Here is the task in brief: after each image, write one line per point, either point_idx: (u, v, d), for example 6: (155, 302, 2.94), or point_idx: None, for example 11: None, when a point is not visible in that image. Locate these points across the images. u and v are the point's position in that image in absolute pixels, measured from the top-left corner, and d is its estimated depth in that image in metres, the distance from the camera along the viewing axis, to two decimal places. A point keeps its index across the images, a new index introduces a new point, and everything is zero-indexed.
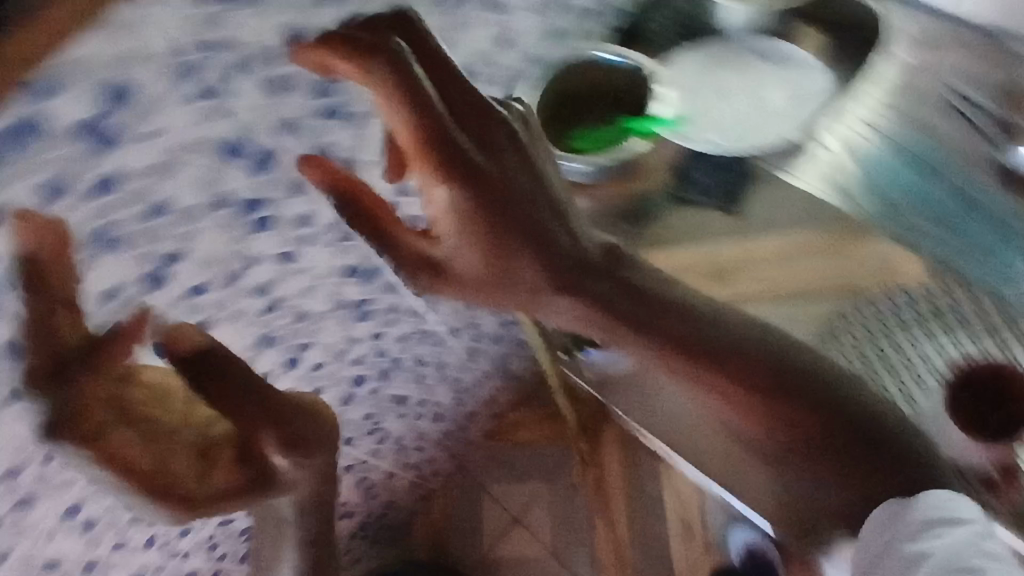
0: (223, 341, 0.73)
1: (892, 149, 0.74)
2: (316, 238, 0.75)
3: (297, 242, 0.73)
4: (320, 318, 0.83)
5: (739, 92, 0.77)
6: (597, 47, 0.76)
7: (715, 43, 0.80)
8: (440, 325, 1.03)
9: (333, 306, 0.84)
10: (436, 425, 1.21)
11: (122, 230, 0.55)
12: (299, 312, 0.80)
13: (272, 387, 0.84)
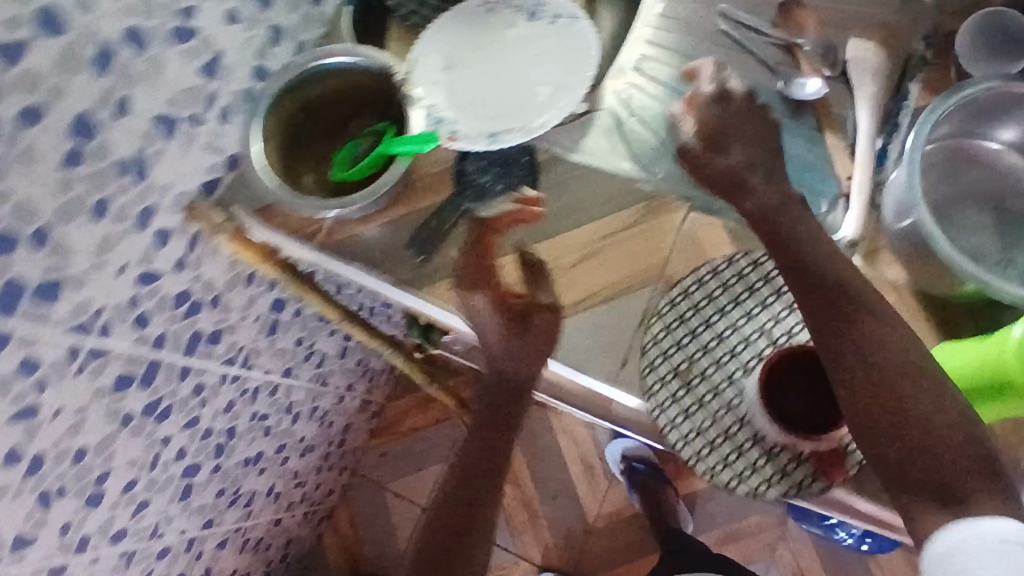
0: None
1: (670, 103, 0.68)
2: (70, 365, 0.62)
3: (47, 380, 0.60)
4: (117, 433, 0.72)
5: (505, 64, 0.70)
6: (332, 54, 0.65)
7: (466, 18, 0.72)
8: (270, 373, 0.93)
9: (125, 417, 0.72)
10: (309, 458, 1.13)
11: None
12: (83, 444, 0.68)
13: (84, 522, 0.72)
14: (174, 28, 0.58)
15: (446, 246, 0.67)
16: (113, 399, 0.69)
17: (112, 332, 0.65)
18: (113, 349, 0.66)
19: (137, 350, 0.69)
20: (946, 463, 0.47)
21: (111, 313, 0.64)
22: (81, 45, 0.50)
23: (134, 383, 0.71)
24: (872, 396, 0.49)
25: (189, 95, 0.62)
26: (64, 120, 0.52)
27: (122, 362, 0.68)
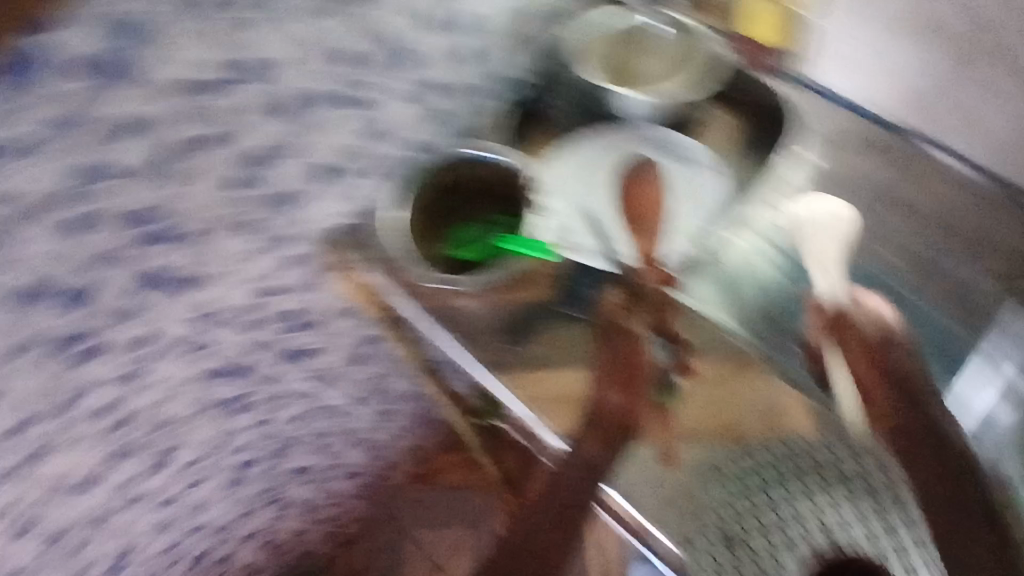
0: (59, 465, 0.66)
1: (789, 275, 0.68)
2: (165, 353, 0.68)
3: (140, 363, 0.66)
4: (188, 421, 0.77)
5: None
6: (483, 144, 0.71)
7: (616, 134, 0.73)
8: (342, 398, 0.98)
9: (203, 408, 0.78)
10: (353, 481, 1.19)
11: None
12: (156, 420, 0.73)
13: (132, 489, 0.77)
14: (350, 94, 0.66)
15: (633, 314, 0.60)
16: (194, 390, 0.75)
17: (217, 334, 0.72)
18: (210, 350, 0.72)
19: (233, 355, 0.76)
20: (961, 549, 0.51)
21: (209, 322, 0.69)
22: (277, 90, 0.59)
23: (225, 376, 0.77)
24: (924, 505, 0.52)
25: (349, 152, 0.70)
26: (241, 153, 0.60)
27: (222, 359, 0.75)
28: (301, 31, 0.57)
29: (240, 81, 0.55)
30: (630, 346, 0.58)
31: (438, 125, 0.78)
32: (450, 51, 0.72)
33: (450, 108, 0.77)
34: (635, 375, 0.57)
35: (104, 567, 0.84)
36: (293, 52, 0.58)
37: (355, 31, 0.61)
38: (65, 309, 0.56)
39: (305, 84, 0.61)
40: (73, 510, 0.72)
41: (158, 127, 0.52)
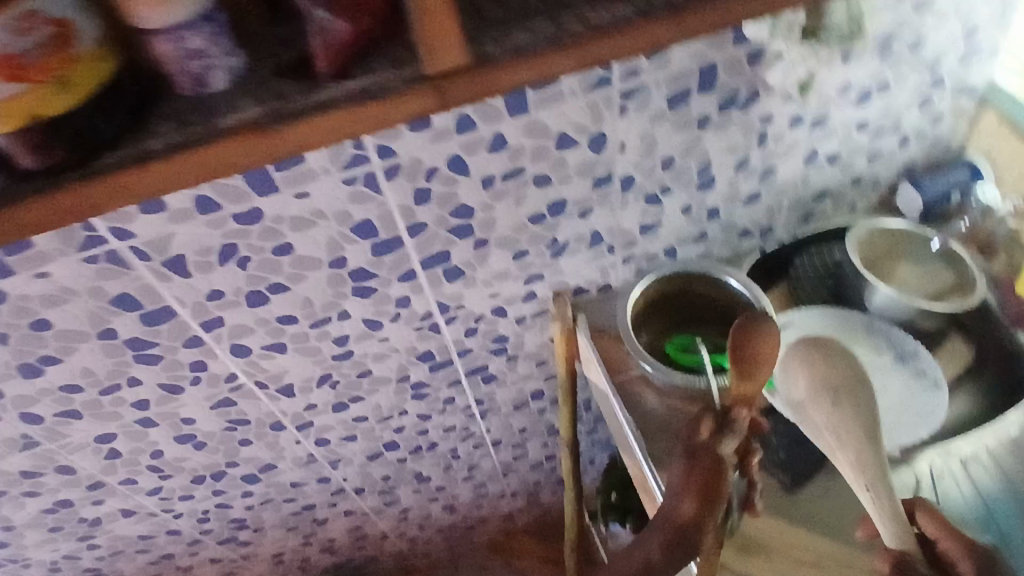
0: (286, 364, 0.78)
1: (971, 509, 0.69)
2: (404, 321, 0.79)
3: (384, 318, 0.77)
4: (380, 384, 0.87)
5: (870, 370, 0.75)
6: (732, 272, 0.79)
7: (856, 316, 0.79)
8: (488, 431, 1.04)
9: (396, 379, 0.87)
10: (446, 514, 1.24)
11: (303, 223, 0.63)
12: (361, 370, 0.83)
13: (309, 416, 0.87)
14: (653, 190, 0.75)
15: (724, 437, 0.48)
16: (401, 361, 0.84)
17: (444, 325, 0.82)
18: (432, 335, 0.82)
19: (443, 349, 0.85)
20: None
21: (446, 311, 0.80)
22: (605, 162, 0.70)
23: (427, 362, 0.86)
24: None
25: (623, 234, 0.79)
26: (552, 196, 0.71)
27: (434, 347, 0.84)
28: (650, 126, 0.68)
29: (588, 143, 0.67)
30: (713, 465, 0.47)
31: (696, 244, 0.85)
32: (742, 190, 0.80)
33: (713, 235, 0.85)
34: (718, 496, 0.47)
35: (247, 470, 0.93)
36: (635, 139, 0.69)
37: (686, 143, 0.71)
38: (372, 246, 0.68)
39: (626, 166, 0.71)
40: (271, 407, 0.83)
41: (515, 154, 0.65)
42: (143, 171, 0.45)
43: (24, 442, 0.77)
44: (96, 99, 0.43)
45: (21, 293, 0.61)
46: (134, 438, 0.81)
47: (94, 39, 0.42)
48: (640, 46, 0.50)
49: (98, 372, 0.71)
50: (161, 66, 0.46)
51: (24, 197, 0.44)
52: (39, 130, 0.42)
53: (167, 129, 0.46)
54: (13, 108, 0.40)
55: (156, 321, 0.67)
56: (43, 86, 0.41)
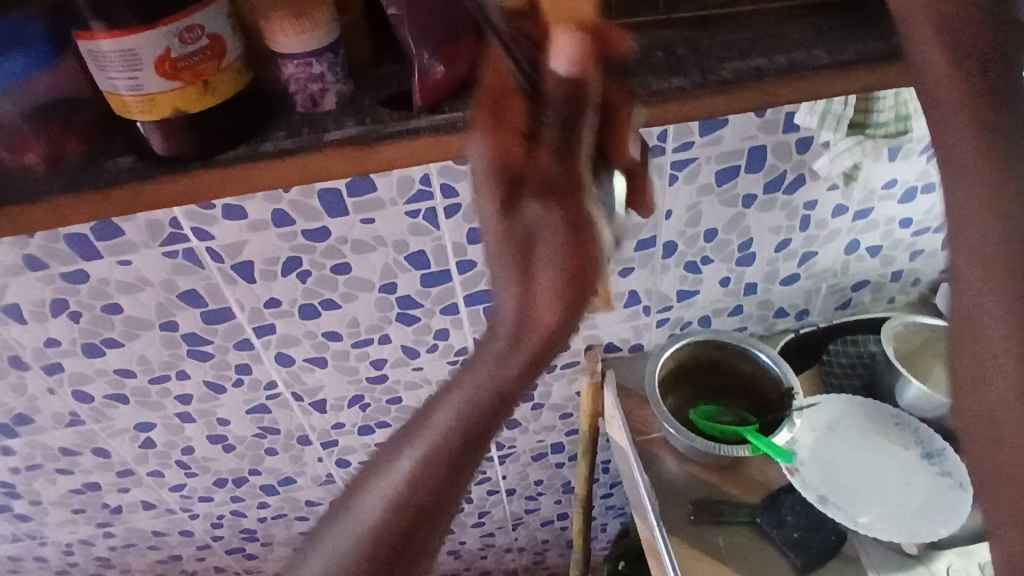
0: (322, 379, 0.81)
1: None
2: (440, 353, 0.82)
3: (421, 347, 0.80)
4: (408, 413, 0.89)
5: (875, 455, 0.78)
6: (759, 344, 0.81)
7: (875, 405, 0.81)
8: (504, 478, 1.05)
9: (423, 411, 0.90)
10: (450, 559, 1.23)
11: (363, 246, 0.68)
12: (392, 396, 0.86)
13: (335, 435, 0.90)
14: (693, 258, 0.78)
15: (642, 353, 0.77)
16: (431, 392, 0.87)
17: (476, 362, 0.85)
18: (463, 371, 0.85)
19: None
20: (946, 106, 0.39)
21: None
22: (650, 225, 0.73)
23: None
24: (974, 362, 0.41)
25: (660, 296, 0.82)
26: None
27: None
28: (695, 196, 0.72)
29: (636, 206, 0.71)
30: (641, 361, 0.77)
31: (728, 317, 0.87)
32: (779, 269, 0.83)
33: (748, 309, 0.87)
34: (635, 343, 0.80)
35: (267, 480, 0.96)
36: (681, 206, 0.72)
37: (729, 218, 0.75)
38: (422, 276, 0.72)
39: (670, 231, 0.75)
40: (301, 420, 0.87)
41: None
42: (257, 168, 0.51)
43: (70, 419, 0.81)
44: (230, 104, 0.49)
45: (100, 277, 0.66)
46: (170, 430, 0.85)
47: (238, 56, 0.48)
48: (689, 113, 0.55)
49: (151, 362, 0.75)
50: (286, 84, 0.52)
51: (158, 176, 0.50)
52: (178, 122, 0.48)
53: (280, 137, 0.51)
54: (161, 102, 0.46)
55: (213, 320, 0.72)
56: (190, 88, 0.46)
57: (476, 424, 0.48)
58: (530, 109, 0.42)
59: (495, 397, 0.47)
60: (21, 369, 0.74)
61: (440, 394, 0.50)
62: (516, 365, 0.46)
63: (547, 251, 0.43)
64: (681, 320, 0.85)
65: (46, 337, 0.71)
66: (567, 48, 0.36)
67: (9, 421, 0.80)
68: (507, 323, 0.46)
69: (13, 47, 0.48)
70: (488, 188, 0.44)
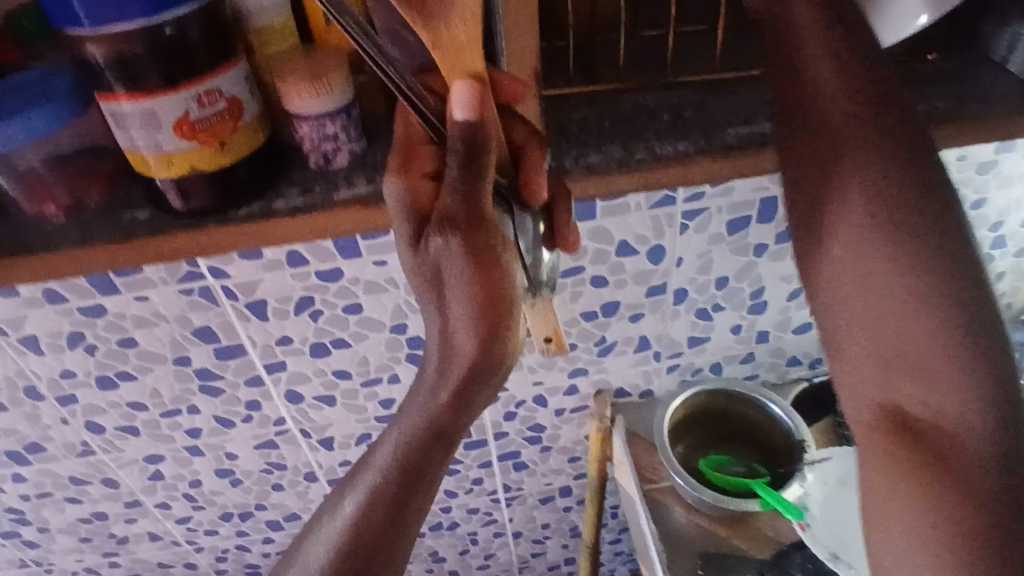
0: (330, 416, 0.82)
1: None
2: None
3: None
4: None
5: None
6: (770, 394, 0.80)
7: None
8: (510, 521, 1.04)
9: None
10: None
11: (374, 286, 0.69)
12: None
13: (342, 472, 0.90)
14: (703, 305, 0.78)
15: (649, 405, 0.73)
16: None
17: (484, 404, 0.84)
18: None
19: (480, 428, 0.87)
20: (816, 63, 0.47)
21: None
22: (659, 272, 0.73)
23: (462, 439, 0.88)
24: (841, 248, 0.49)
25: (670, 343, 0.82)
26: (605, 297, 0.75)
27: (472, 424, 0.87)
28: (705, 244, 0.72)
29: (647, 253, 0.71)
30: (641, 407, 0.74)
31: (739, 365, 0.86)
32: (790, 318, 0.82)
33: (760, 357, 0.86)
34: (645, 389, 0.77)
35: (272, 515, 0.95)
36: (691, 254, 0.72)
37: (741, 266, 0.75)
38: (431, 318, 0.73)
39: (679, 279, 0.75)
40: (308, 457, 0.87)
41: (577, 254, 0.70)
42: (267, 225, 0.52)
43: (82, 449, 0.82)
44: (247, 161, 0.51)
45: (117, 311, 0.68)
46: (178, 463, 0.85)
47: (255, 116, 0.50)
48: (694, 177, 0.57)
49: (163, 395, 0.76)
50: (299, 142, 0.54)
51: (173, 230, 0.52)
52: (193, 179, 0.49)
53: (292, 193, 0.54)
54: (179, 160, 0.48)
55: (225, 356, 0.73)
56: (207, 147, 0.48)
57: (415, 458, 0.50)
58: (440, 156, 0.45)
59: (429, 433, 0.49)
60: (36, 399, 0.75)
61: (383, 432, 0.53)
62: (444, 399, 0.47)
63: (455, 287, 0.42)
64: (692, 366, 0.84)
65: (62, 368, 0.72)
66: (463, 97, 0.38)
67: (22, 449, 0.81)
68: (432, 361, 0.46)
69: (40, 102, 0.49)
70: (401, 230, 0.45)
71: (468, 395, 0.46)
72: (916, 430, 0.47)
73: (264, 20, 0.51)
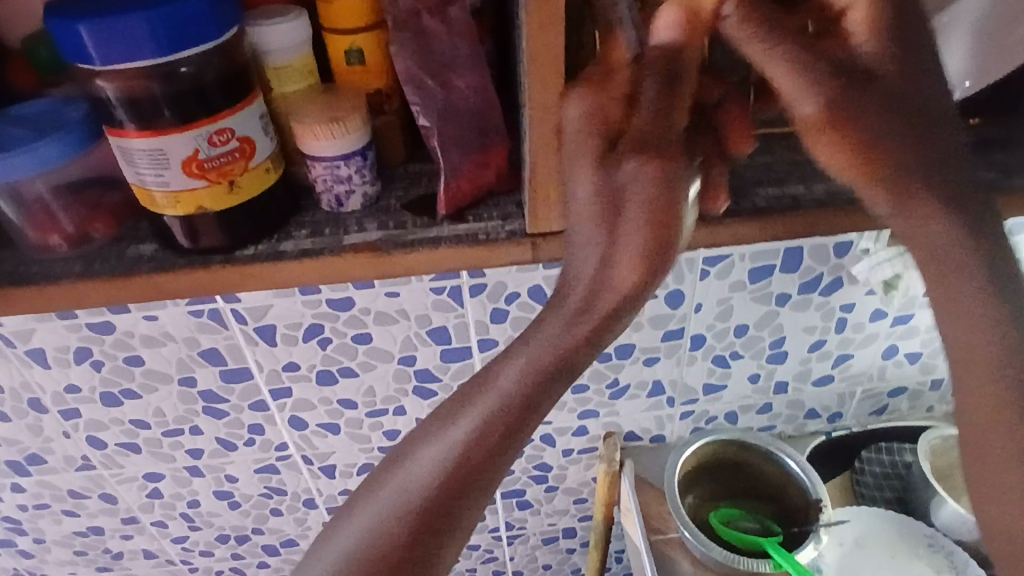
0: (332, 444, 0.80)
1: None
2: None
3: None
4: None
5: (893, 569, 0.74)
6: (784, 447, 0.78)
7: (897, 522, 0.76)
8: (511, 559, 1.01)
9: None
10: None
11: (386, 317, 0.68)
12: None
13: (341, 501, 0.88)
14: (719, 353, 0.76)
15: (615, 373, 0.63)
16: None
17: None
18: None
19: None
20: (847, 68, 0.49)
21: None
22: (674, 318, 0.72)
23: None
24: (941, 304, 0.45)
25: (682, 389, 0.79)
26: (620, 339, 0.73)
27: None
28: (724, 291, 0.70)
29: (665, 297, 0.69)
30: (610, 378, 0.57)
31: (752, 415, 0.84)
32: (809, 371, 0.79)
33: (775, 408, 0.83)
34: None
35: (269, 540, 0.94)
36: (710, 299, 0.70)
37: (762, 314, 0.72)
38: (441, 350, 0.71)
39: (695, 325, 0.73)
40: (309, 483, 0.85)
41: None
42: (273, 266, 0.51)
43: (82, 463, 0.81)
44: (257, 202, 0.50)
45: (125, 329, 0.67)
46: (177, 482, 0.84)
47: (268, 156, 0.49)
48: (726, 243, 0.55)
49: (166, 414, 0.75)
50: (314, 183, 0.54)
51: (177, 269, 0.51)
52: (202, 218, 0.49)
53: (301, 235, 0.53)
54: (189, 198, 0.47)
55: (230, 380, 0.72)
56: (217, 187, 0.48)
57: (534, 392, 0.42)
58: (634, 80, 0.41)
59: (555, 367, 0.42)
60: (39, 412, 0.75)
61: (496, 361, 0.43)
62: (584, 332, 0.41)
63: (631, 219, 0.40)
64: (707, 413, 0.82)
65: (67, 382, 0.72)
66: (671, 20, 0.40)
67: (23, 459, 0.80)
68: (574, 294, 0.42)
69: (50, 134, 0.48)
70: (584, 145, 0.41)
71: (613, 331, 0.42)
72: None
73: (283, 60, 0.50)
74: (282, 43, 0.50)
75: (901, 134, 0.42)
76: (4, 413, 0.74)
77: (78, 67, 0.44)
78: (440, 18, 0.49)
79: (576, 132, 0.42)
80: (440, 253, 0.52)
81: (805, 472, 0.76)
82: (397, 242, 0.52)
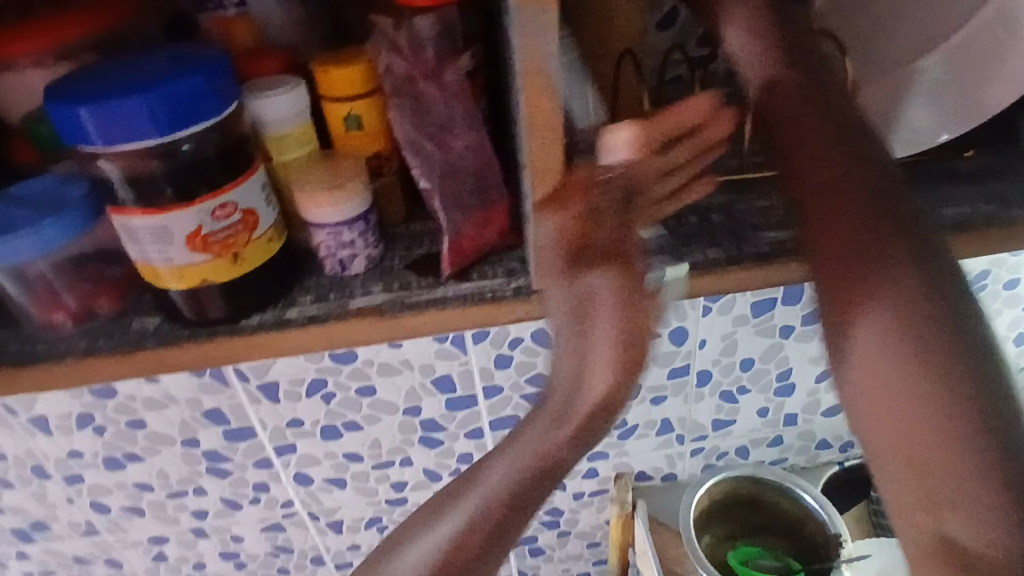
0: (337, 499, 0.79)
1: None
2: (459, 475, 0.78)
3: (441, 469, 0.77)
4: None
5: None
6: (797, 479, 0.77)
7: None
8: None
9: None
10: None
11: (391, 368, 0.67)
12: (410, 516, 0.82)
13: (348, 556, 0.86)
14: (726, 390, 0.75)
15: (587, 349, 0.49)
16: None
17: None
18: None
19: None
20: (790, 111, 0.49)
21: None
22: (678, 356, 0.71)
23: None
24: (833, 295, 0.44)
25: (692, 426, 0.79)
26: None
27: None
28: (729, 326, 0.69)
29: (670, 335, 0.69)
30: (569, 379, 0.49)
31: (765, 450, 0.83)
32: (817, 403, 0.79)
33: (786, 442, 0.82)
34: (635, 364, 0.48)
35: None
36: (714, 335, 0.70)
37: (767, 348, 0.72)
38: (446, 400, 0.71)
39: (700, 363, 0.72)
40: (316, 540, 0.83)
41: None
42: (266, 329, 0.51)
43: (87, 528, 0.79)
44: (258, 270, 0.50)
45: (130, 393, 0.66)
46: (182, 545, 0.82)
47: (270, 226, 0.50)
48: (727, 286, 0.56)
49: (170, 476, 0.74)
50: (316, 249, 0.54)
51: (186, 340, 0.52)
52: (204, 289, 0.49)
53: (305, 300, 0.53)
54: (191, 273, 0.48)
55: (235, 439, 0.71)
56: (220, 260, 0.48)
57: (523, 490, 0.49)
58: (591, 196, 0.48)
59: (541, 468, 0.49)
60: (42, 478, 0.73)
61: (485, 461, 0.52)
62: (564, 434, 0.48)
63: (598, 329, 0.47)
64: (718, 449, 0.81)
65: (70, 448, 0.71)
66: (626, 141, 0.47)
67: (26, 527, 0.78)
68: (556, 393, 0.49)
69: (52, 213, 0.49)
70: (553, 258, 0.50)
71: (589, 432, 0.48)
72: (950, 532, 0.40)
73: (281, 128, 0.51)
74: (279, 114, 0.51)
75: (834, 179, 0.45)
76: (7, 480, 0.73)
77: (78, 147, 0.45)
78: (433, 82, 0.50)
79: (553, 233, 0.49)
80: (450, 314, 0.52)
81: (821, 506, 0.75)
82: (406, 304, 0.52)
